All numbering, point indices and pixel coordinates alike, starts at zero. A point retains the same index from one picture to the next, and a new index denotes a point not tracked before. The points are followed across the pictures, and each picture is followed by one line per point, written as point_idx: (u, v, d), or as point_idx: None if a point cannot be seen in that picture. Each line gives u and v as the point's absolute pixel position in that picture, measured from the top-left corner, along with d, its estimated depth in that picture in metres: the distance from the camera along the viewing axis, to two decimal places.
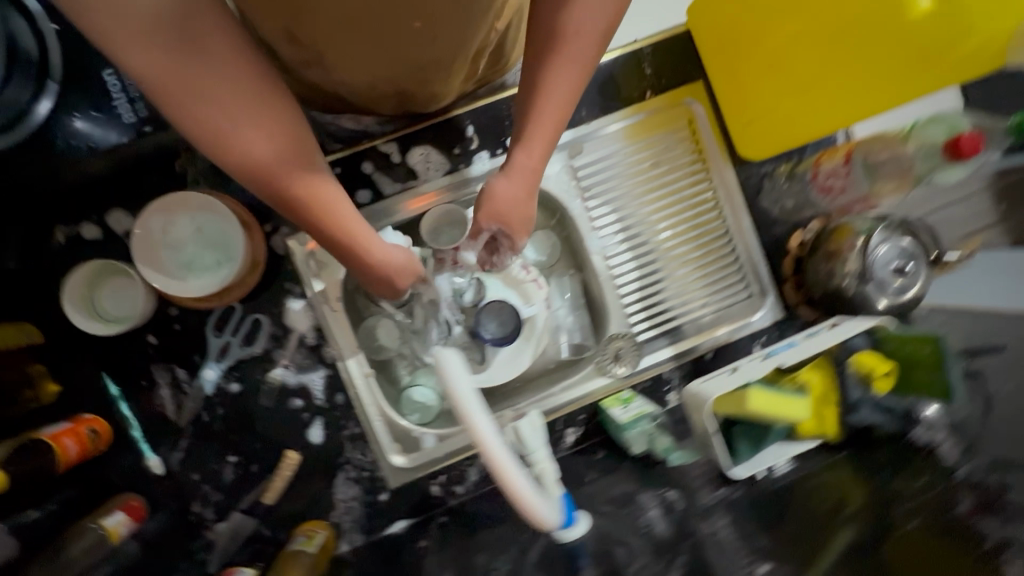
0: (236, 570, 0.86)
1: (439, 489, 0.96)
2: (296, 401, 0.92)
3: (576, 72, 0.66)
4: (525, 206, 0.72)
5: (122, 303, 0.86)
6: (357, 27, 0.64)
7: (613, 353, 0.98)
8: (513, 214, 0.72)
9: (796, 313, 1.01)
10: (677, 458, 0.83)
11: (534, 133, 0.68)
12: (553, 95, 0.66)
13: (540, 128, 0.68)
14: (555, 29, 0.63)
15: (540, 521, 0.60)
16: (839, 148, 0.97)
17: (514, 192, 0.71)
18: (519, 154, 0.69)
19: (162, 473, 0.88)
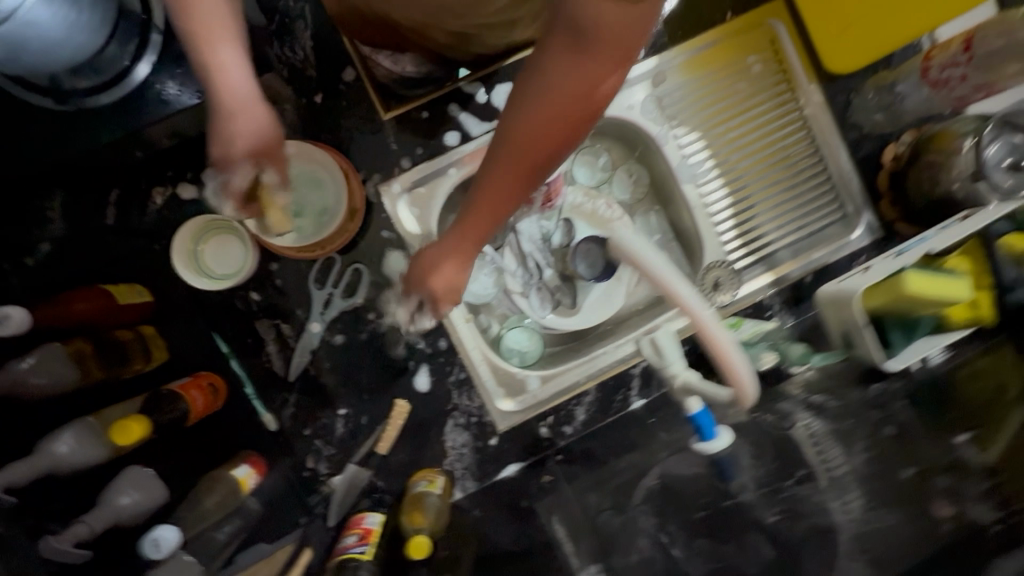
0: (367, 516, 0.87)
1: (548, 430, 0.95)
2: (400, 349, 0.91)
3: (516, 168, 0.54)
4: (453, 273, 0.67)
5: (226, 259, 0.86)
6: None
7: (712, 282, 0.96)
8: (455, 285, 0.68)
9: (894, 230, 0.99)
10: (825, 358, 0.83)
11: (482, 206, 0.59)
12: (505, 163, 0.54)
13: (499, 187, 0.57)
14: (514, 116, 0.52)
15: (744, 392, 0.70)
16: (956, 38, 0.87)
17: (458, 276, 0.68)
18: (475, 216, 0.60)
19: (276, 429, 0.88)
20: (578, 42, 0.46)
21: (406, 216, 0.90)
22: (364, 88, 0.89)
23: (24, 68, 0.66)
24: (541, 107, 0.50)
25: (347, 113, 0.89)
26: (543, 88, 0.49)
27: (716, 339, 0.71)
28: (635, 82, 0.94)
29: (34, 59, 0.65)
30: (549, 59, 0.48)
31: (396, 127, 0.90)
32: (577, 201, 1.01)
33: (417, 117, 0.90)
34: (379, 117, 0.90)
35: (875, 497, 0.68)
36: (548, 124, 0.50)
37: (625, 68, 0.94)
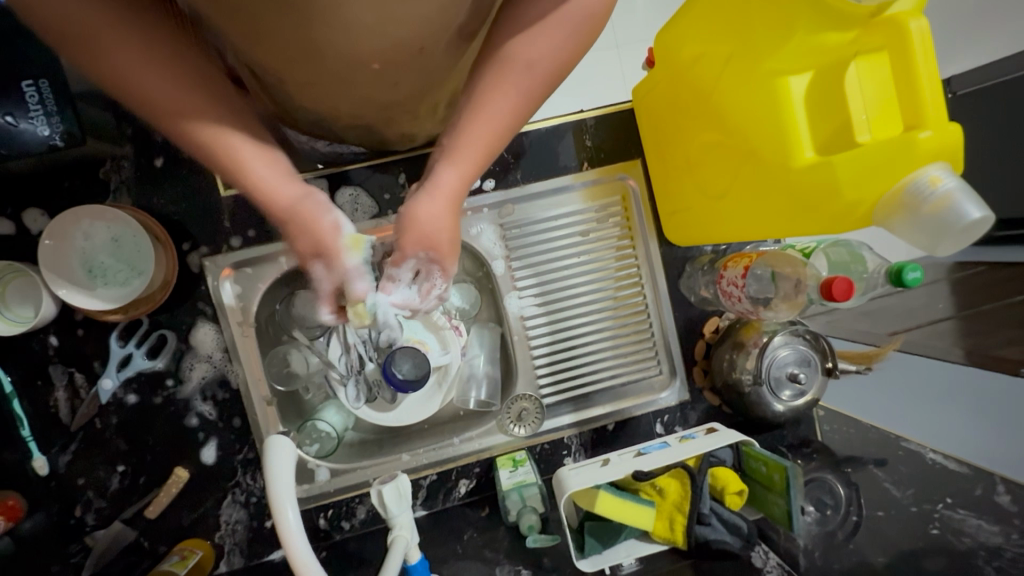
0: None
1: (325, 522, 0.97)
2: (192, 419, 0.92)
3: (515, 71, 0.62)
4: (453, 230, 0.66)
5: (27, 303, 0.86)
6: (304, 62, 0.66)
7: (517, 412, 1.00)
8: (429, 239, 0.64)
9: (702, 396, 1.03)
10: (538, 540, 0.87)
11: (471, 149, 0.63)
12: (526, 61, 0.62)
13: (515, 82, 0.62)
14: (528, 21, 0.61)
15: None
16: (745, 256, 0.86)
17: (439, 213, 0.64)
18: (463, 138, 0.63)
19: (46, 475, 0.89)
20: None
21: (226, 292, 0.92)
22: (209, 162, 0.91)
23: None
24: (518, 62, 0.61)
25: (183, 182, 0.89)
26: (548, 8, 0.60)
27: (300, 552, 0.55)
28: (481, 211, 0.98)
29: None
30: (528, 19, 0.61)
31: (233, 206, 0.91)
32: None
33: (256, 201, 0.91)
34: (216, 193, 0.91)
35: None
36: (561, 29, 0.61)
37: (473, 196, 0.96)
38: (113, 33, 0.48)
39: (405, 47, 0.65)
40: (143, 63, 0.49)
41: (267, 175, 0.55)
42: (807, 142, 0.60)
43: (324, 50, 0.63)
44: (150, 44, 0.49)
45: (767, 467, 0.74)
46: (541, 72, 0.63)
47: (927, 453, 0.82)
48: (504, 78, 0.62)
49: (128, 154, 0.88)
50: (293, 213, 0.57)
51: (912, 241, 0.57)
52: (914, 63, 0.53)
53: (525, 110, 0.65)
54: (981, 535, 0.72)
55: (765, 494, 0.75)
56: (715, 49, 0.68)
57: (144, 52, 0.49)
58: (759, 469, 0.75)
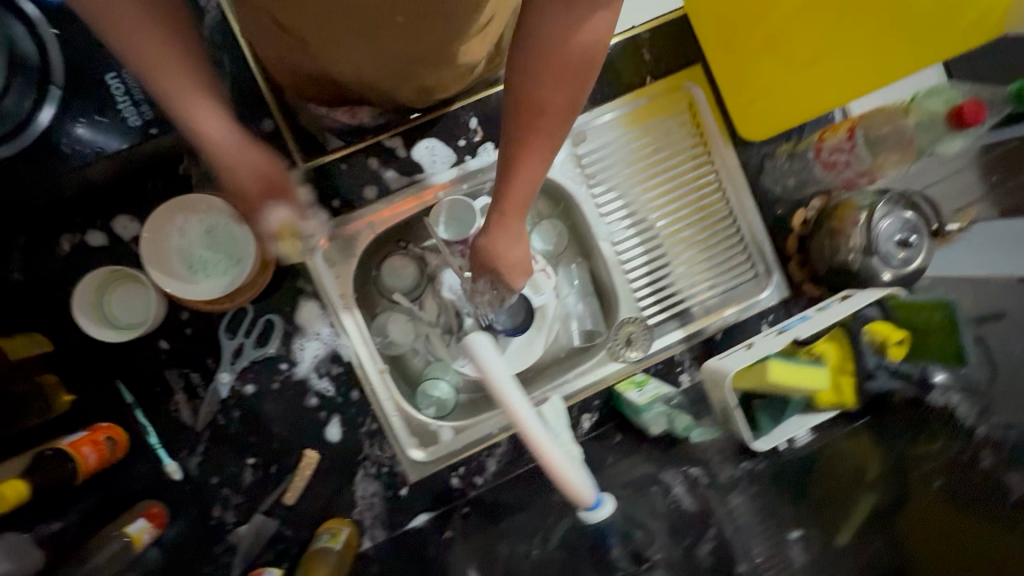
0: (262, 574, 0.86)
1: (458, 480, 0.96)
2: (311, 399, 0.92)
3: (529, 123, 0.60)
4: (523, 252, 0.75)
5: (133, 309, 0.85)
6: (336, 12, 0.61)
7: (624, 337, 0.99)
8: (507, 260, 0.75)
9: (803, 290, 1.02)
10: (701, 434, 0.85)
11: (517, 198, 0.67)
12: (540, 101, 0.58)
13: (544, 133, 0.61)
14: (533, 73, 0.57)
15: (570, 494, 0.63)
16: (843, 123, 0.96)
17: (511, 249, 0.74)
18: (510, 186, 0.66)
19: (181, 479, 0.88)
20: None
21: (321, 269, 0.91)
22: (282, 141, 0.91)
23: None
24: (535, 108, 0.59)
25: None
26: (557, 46, 0.55)
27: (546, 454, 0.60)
28: None
29: None
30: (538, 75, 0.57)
31: (315, 180, 0.91)
32: None
33: (336, 170, 0.91)
34: (296, 170, 0.90)
35: None
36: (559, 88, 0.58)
37: None
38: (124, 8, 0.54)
39: None
40: (160, 48, 0.57)
41: (228, 151, 0.66)
42: None
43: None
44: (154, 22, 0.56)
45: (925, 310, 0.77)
46: (560, 118, 0.60)
47: None
48: (531, 136, 0.61)
49: None
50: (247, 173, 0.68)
51: None
52: None
53: (558, 142, 0.64)
54: None
55: (925, 338, 0.78)
56: None
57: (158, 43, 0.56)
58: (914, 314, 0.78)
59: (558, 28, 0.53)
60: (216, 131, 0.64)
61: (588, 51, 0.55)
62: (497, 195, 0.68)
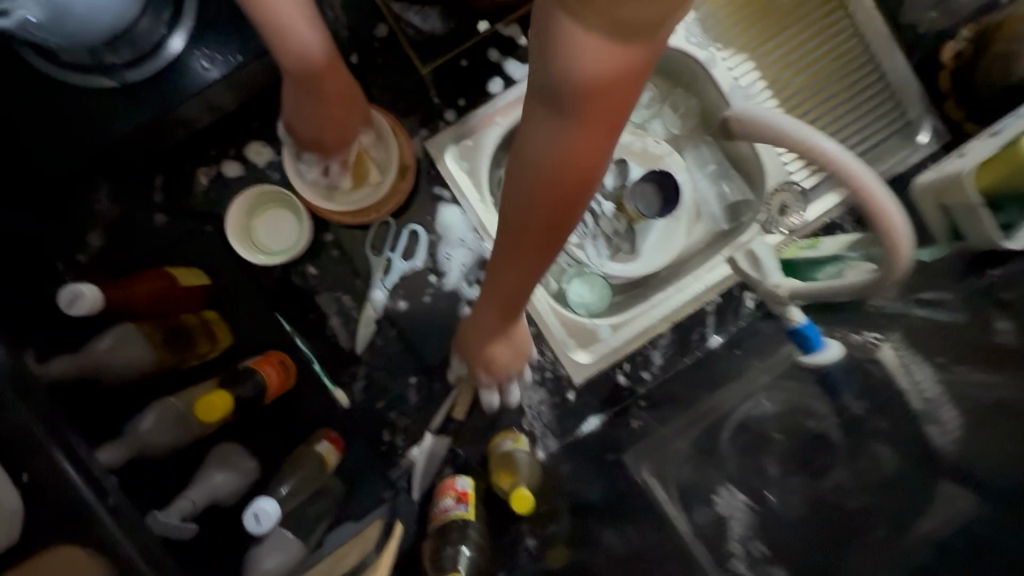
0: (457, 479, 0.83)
1: (625, 378, 0.91)
2: (465, 309, 0.87)
3: (529, 240, 0.51)
4: (503, 347, 0.78)
5: (281, 232, 0.83)
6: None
7: (778, 206, 0.92)
8: (502, 359, 0.80)
9: (963, 132, 0.94)
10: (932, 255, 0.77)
11: (507, 301, 0.63)
12: (530, 221, 0.48)
13: (535, 257, 0.54)
14: (522, 190, 0.46)
15: (899, 252, 0.59)
16: None
17: (513, 335, 0.77)
18: (501, 294, 0.62)
19: (350, 405, 0.85)
20: (554, 106, 0.40)
21: (458, 170, 0.87)
22: (398, 42, 0.86)
23: (71, 38, 0.62)
24: (522, 241, 0.51)
25: (384, 72, 0.86)
26: (538, 165, 0.44)
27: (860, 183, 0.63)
28: None
29: (85, 27, 0.61)
30: (527, 200, 0.47)
31: (437, 81, 0.86)
32: (625, 143, 0.98)
33: (457, 66, 0.86)
34: (416, 73, 0.86)
35: None
36: (547, 213, 0.47)
37: None
38: None
39: None
40: None
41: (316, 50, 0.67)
42: None
43: None
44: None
45: None
46: (537, 245, 0.51)
47: None
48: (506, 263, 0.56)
49: None
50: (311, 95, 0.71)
51: None
52: None
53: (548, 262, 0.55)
54: None
55: None
56: None
57: None
58: None
59: (561, 143, 0.42)
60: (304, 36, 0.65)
61: (583, 178, 0.44)
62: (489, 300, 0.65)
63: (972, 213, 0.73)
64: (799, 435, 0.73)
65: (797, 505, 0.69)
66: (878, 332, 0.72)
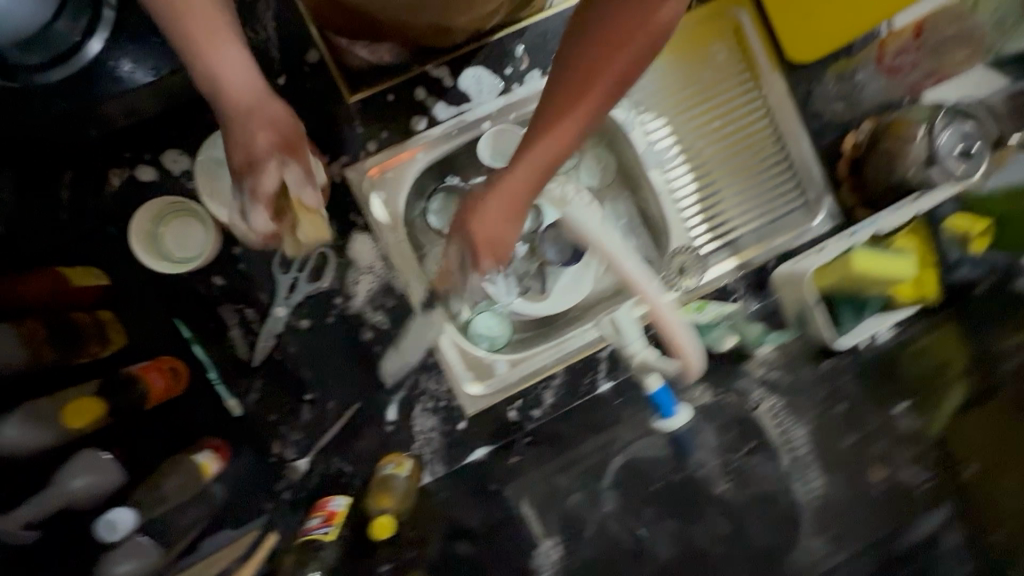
0: (332, 498, 0.89)
1: (516, 414, 0.95)
2: (366, 333, 0.91)
3: (572, 121, 0.60)
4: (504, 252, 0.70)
5: (188, 241, 0.84)
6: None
7: (678, 266, 0.98)
8: (491, 249, 0.68)
9: (853, 216, 1.01)
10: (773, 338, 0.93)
11: (489, 211, 0.66)
12: (584, 107, 0.59)
13: (539, 150, 0.62)
14: (585, 57, 0.55)
15: (689, 371, 0.83)
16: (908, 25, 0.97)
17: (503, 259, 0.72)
18: (484, 206, 0.66)
19: (243, 414, 0.87)
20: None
21: (376, 202, 0.90)
22: (328, 71, 0.89)
23: None
24: (535, 167, 0.64)
25: (310, 95, 0.88)
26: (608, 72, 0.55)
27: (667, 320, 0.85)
28: None
29: None
30: (580, 52, 0.55)
31: (362, 111, 0.89)
32: None
33: (383, 100, 0.89)
34: (342, 101, 0.89)
35: (827, 462, 0.75)
36: (610, 75, 0.56)
37: None
38: None
39: None
40: None
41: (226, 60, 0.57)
42: None
43: None
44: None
45: (998, 201, 0.85)
46: (535, 161, 0.63)
47: None
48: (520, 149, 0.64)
49: None
50: (226, 118, 0.58)
51: None
52: None
53: (536, 177, 0.65)
54: None
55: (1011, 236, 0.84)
56: None
57: None
58: (988, 207, 0.86)
59: (614, 18, 0.53)
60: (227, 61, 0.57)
61: (670, 22, 0.53)
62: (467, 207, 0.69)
63: (805, 309, 0.86)
64: (654, 487, 0.79)
65: (667, 551, 0.72)
66: (751, 393, 0.86)
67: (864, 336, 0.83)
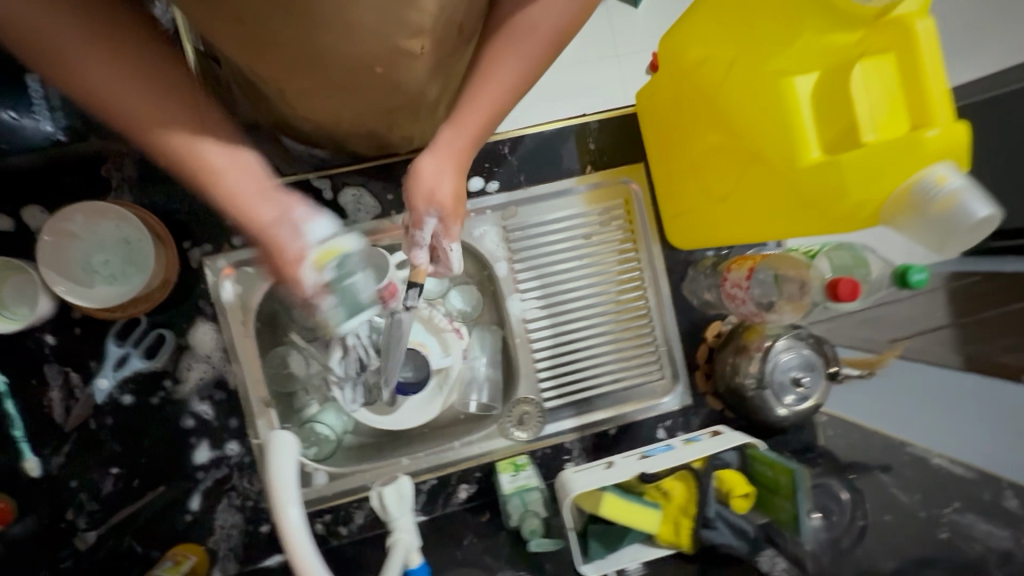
0: None
1: (322, 528, 0.95)
2: (188, 420, 0.91)
3: (479, 109, 0.68)
4: (455, 185, 0.73)
5: (25, 300, 0.85)
6: (302, 70, 0.66)
7: (518, 416, 1.00)
8: (461, 197, 0.74)
9: (704, 401, 1.03)
10: (539, 545, 0.86)
11: (443, 160, 0.71)
12: (485, 106, 0.68)
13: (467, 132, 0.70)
14: (476, 80, 0.66)
15: None
16: (748, 260, 0.86)
17: (459, 190, 0.74)
18: (438, 192, 0.71)
19: (38, 476, 0.87)
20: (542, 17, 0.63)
21: (226, 292, 0.91)
22: None
23: None
24: (473, 131, 0.70)
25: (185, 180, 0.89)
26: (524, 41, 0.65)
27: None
28: (484, 213, 0.97)
29: None
30: (495, 62, 0.66)
31: None
32: (413, 306, 1.02)
33: None
34: None
35: None
36: (499, 93, 0.67)
37: (475, 198, 0.97)
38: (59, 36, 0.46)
39: (398, 53, 0.65)
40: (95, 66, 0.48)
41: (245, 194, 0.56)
42: (813, 142, 0.60)
43: (325, 57, 0.63)
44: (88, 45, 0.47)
45: (774, 470, 0.74)
46: (474, 126, 0.69)
47: (932, 458, 0.82)
48: (458, 123, 0.69)
49: (130, 152, 0.87)
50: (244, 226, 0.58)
51: (918, 240, 0.58)
52: (921, 65, 0.54)
53: (474, 149, 0.73)
54: (991, 540, 0.71)
55: (774, 497, 0.75)
56: (718, 53, 0.69)
57: (106, 62, 0.48)
58: (767, 472, 0.76)
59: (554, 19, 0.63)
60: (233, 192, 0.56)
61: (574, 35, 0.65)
62: (418, 183, 0.72)
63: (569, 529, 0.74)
64: None
65: None
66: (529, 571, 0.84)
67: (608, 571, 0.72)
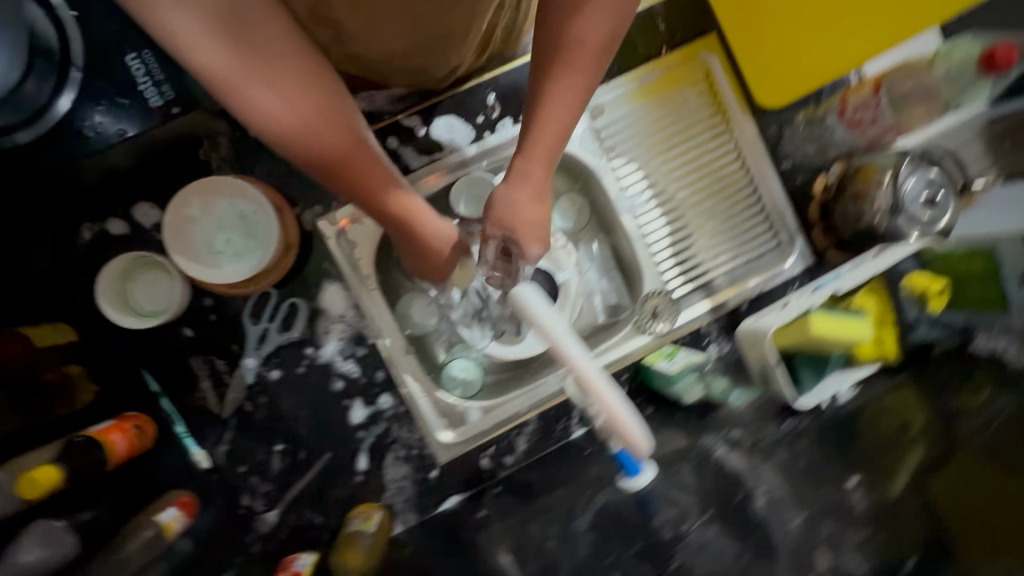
0: (298, 557, 0.86)
1: (489, 461, 0.94)
2: (337, 382, 0.90)
3: (550, 132, 0.66)
4: (535, 211, 0.71)
5: (157, 296, 0.84)
6: None
7: (650, 311, 0.98)
8: (536, 228, 0.71)
9: (826, 257, 1.01)
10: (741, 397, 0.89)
11: (518, 180, 0.69)
12: (551, 120, 0.66)
13: (544, 153, 0.68)
14: (542, 98, 0.65)
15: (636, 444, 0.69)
16: (863, 83, 0.98)
17: (534, 215, 0.71)
18: (514, 217, 0.70)
19: (209, 467, 0.86)
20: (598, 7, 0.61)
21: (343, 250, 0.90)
22: None
23: None
24: (541, 154, 0.67)
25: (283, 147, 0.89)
26: (579, 39, 0.62)
27: (604, 400, 0.67)
28: None
29: None
30: (556, 76, 0.64)
31: None
32: None
33: None
34: None
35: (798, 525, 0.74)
36: (569, 113, 0.66)
37: None
38: (236, 67, 0.57)
39: None
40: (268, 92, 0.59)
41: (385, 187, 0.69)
42: None
43: None
44: (260, 70, 0.59)
45: (962, 260, 0.83)
46: (548, 139, 0.67)
47: None
48: (528, 151, 0.67)
49: (223, 130, 0.87)
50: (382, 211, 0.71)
51: None
52: None
53: (547, 169, 0.69)
54: None
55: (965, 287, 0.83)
56: None
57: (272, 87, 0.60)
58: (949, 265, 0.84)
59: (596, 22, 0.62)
60: (389, 197, 0.70)
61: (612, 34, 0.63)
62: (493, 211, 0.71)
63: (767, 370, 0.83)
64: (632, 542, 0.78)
65: None
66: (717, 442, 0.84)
67: (823, 396, 0.80)
